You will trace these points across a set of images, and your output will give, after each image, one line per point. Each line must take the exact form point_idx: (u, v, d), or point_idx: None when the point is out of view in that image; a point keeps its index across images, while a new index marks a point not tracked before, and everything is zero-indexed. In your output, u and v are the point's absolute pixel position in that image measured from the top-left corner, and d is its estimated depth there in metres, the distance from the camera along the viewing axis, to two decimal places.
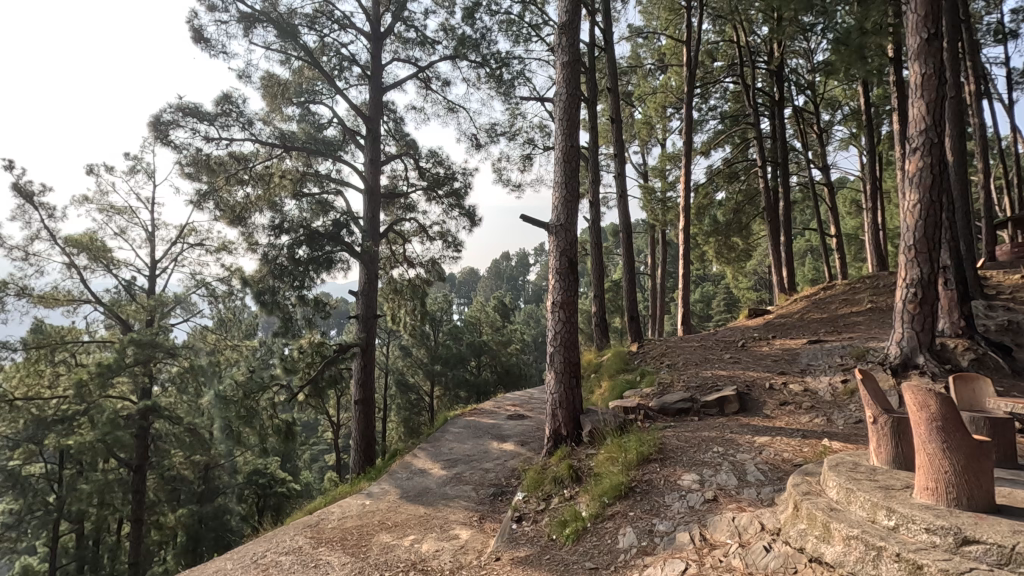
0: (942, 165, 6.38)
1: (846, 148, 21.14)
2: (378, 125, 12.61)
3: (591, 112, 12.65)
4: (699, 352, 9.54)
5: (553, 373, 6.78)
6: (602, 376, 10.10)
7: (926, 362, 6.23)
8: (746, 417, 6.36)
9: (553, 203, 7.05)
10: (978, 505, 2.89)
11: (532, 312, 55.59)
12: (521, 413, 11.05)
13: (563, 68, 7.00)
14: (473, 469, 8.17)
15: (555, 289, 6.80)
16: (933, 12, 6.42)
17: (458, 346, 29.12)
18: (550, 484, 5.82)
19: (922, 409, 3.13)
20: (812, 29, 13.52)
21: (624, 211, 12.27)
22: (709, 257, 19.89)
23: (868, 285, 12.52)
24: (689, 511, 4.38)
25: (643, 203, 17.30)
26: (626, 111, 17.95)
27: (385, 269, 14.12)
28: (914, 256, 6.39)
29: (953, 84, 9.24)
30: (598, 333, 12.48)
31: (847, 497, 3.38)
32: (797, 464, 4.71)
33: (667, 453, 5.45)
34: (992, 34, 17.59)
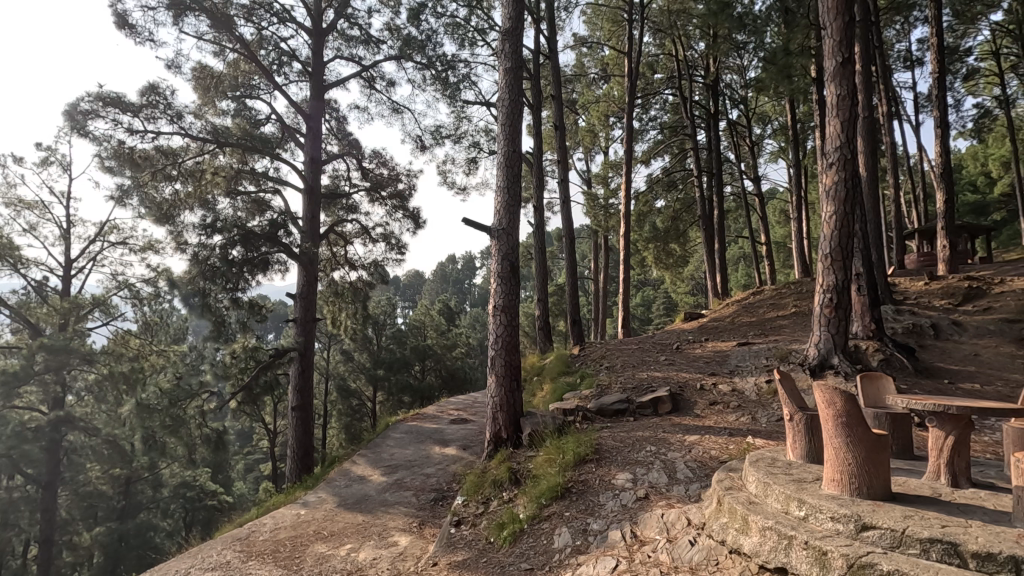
0: (854, 180, 6.91)
1: (774, 161, 22.46)
2: (319, 123, 12.28)
3: (536, 117, 12.78)
4: (637, 355, 9.83)
5: (494, 377, 6.80)
6: (545, 380, 10.22)
7: (839, 363, 6.70)
8: (678, 416, 6.61)
9: (495, 207, 7.08)
10: (876, 493, 3.16)
11: (477, 315, 55.35)
12: (464, 417, 11.02)
13: (506, 74, 7.06)
14: (414, 475, 8.06)
15: (497, 293, 6.84)
16: (845, 38, 6.93)
17: (402, 350, 28.66)
18: (489, 487, 5.84)
19: (829, 406, 3.37)
20: (745, 46, 14.26)
21: (568, 216, 12.47)
22: (648, 262, 20.49)
23: (793, 291, 13.31)
24: (622, 509, 4.51)
25: (586, 209, 17.68)
26: (571, 118, 18.29)
27: (325, 271, 13.73)
28: (830, 264, 6.83)
29: (866, 105, 10.00)
30: (541, 336, 12.61)
31: (764, 490, 3.59)
32: (722, 461, 4.94)
33: (603, 453, 5.58)
34: (902, 61, 19.20)
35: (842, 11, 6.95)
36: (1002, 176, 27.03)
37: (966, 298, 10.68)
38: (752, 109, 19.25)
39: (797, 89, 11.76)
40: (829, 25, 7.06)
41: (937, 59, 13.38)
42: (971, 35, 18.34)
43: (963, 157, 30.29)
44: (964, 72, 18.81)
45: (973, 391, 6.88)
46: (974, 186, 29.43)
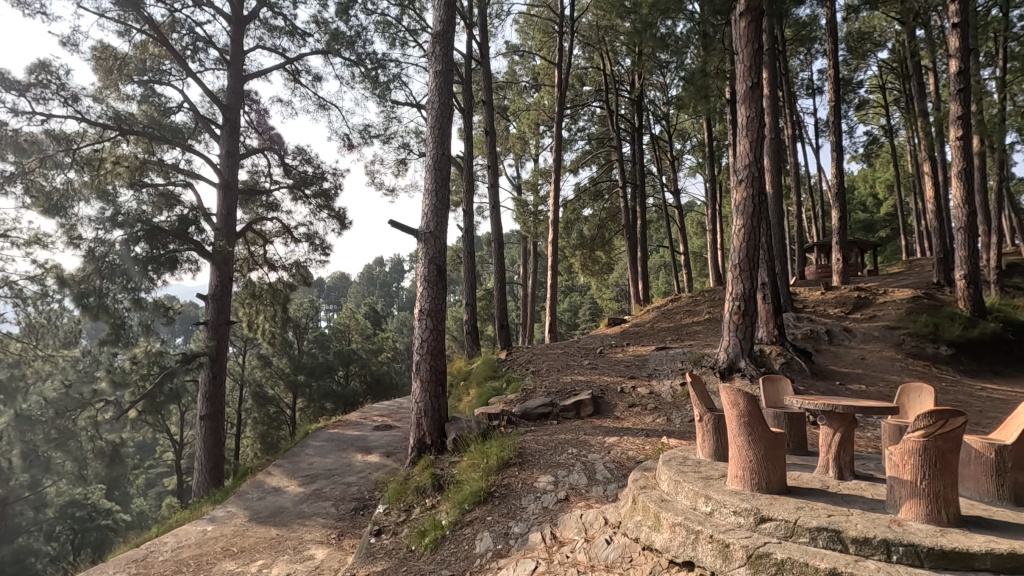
0: (760, 197, 7.44)
1: (692, 175, 23.79)
2: (237, 115, 11.62)
3: (468, 122, 12.77)
4: (562, 359, 10.04)
5: (419, 382, 6.71)
6: (471, 385, 10.17)
7: (746, 366, 7.18)
8: (599, 419, 6.82)
9: (423, 209, 6.99)
10: (773, 488, 3.41)
11: (405, 319, 54.28)
12: (389, 423, 10.76)
13: (436, 76, 7.00)
14: (334, 484, 7.76)
15: (423, 297, 6.75)
16: (754, 65, 7.46)
17: (325, 354, 27.55)
18: (412, 494, 5.75)
19: (733, 407, 3.59)
20: (667, 65, 15.00)
21: (498, 221, 12.54)
22: (575, 268, 20.98)
23: (707, 298, 14.10)
24: (543, 511, 4.58)
25: (516, 215, 17.92)
26: (502, 125, 18.44)
27: (242, 272, 12.98)
28: (739, 274, 7.31)
29: (773, 128, 10.81)
30: (468, 341, 12.57)
31: (675, 488, 3.77)
32: (639, 460, 5.16)
33: (526, 456, 5.65)
34: (806, 89, 20.96)
35: (752, 39, 7.48)
36: (886, 198, 30.11)
37: (855, 307, 11.80)
38: (673, 126, 20.29)
39: (712, 109, 12.52)
40: (741, 51, 7.57)
41: (834, 88, 14.70)
42: (861, 70, 20.35)
43: (854, 179, 33.46)
44: (856, 103, 20.82)
45: (859, 392, 7.60)
46: (863, 206, 32.59)
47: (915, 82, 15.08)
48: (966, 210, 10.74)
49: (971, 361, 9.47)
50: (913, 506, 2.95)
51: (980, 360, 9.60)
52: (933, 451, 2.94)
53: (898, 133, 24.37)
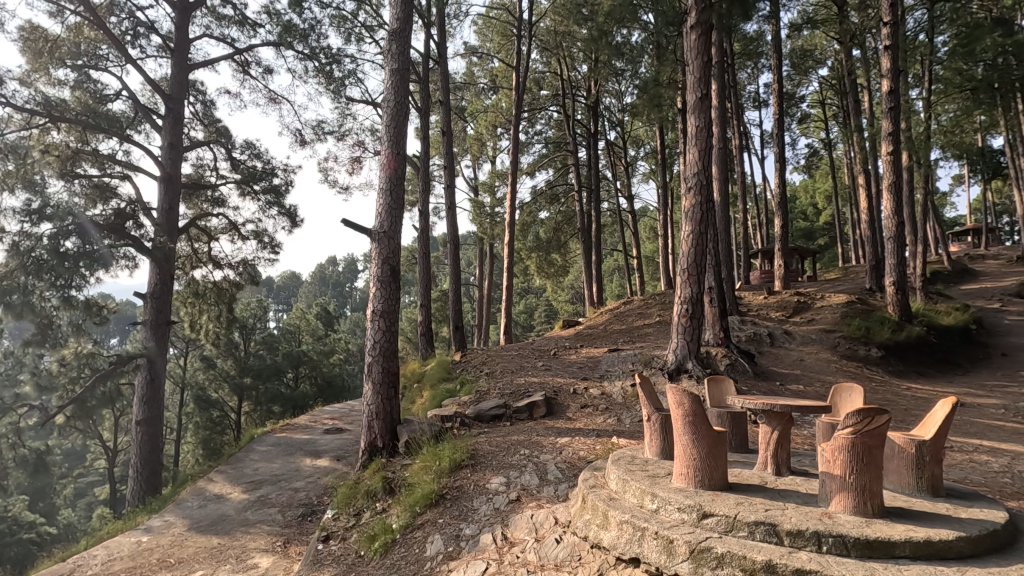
0: (708, 204, 7.71)
1: (646, 181, 24.38)
2: (181, 105, 11.13)
3: (424, 122, 12.64)
4: (516, 361, 10.07)
5: (370, 384, 6.60)
6: (425, 387, 10.07)
7: (692, 367, 7.43)
8: (552, 420, 6.88)
9: (377, 209, 6.88)
10: (715, 484, 3.54)
11: (358, 320, 53.09)
12: (339, 427, 10.52)
13: (392, 75, 6.90)
14: (280, 490, 7.52)
15: (376, 297, 6.64)
16: (703, 76, 7.74)
17: (274, 356, 26.63)
18: (362, 498, 5.65)
19: (679, 406, 3.71)
20: (623, 73, 15.33)
21: (453, 222, 12.46)
22: (531, 270, 21.09)
23: (658, 301, 14.49)
24: (494, 512, 4.59)
25: (472, 216, 17.86)
26: (459, 125, 18.37)
27: (184, 269, 12.41)
28: (687, 278, 7.54)
29: (721, 137, 11.21)
30: (422, 343, 12.43)
31: (623, 486, 3.86)
32: (589, 460, 5.25)
33: (478, 458, 5.64)
34: (752, 101, 21.89)
35: (701, 52, 7.76)
36: (825, 208, 31.74)
37: (795, 311, 12.38)
38: (628, 132, 20.75)
39: (664, 117, 12.88)
40: (691, 62, 7.83)
41: (778, 102, 15.40)
42: (804, 85, 21.39)
43: (796, 189, 35.11)
44: (799, 116, 21.87)
45: (797, 392, 7.97)
46: (804, 215, 34.24)
47: (851, 99, 15.97)
48: (895, 220, 11.45)
49: (899, 362, 10.11)
50: (843, 499, 3.13)
51: (907, 361, 10.25)
52: (861, 447, 3.12)
53: (836, 147, 25.74)
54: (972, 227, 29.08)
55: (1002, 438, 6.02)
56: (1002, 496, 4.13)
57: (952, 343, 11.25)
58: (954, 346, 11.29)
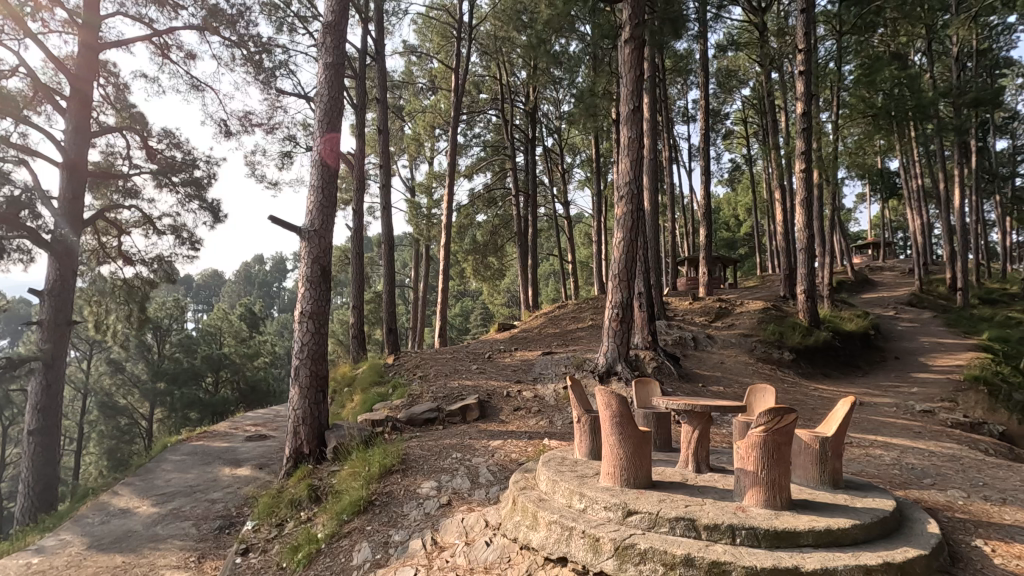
0: (639, 213, 7.99)
1: (581, 188, 24.95)
2: (90, 87, 10.24)
3: (359, 118, 12.31)
4: (450, 364, 10.01)
5: (297, 389, 6.35)
6: (355, 391, 9.80)
7: (622, 370, 7.68)
8: (485, 423, 6.89)
9: (307, 206, 6.62)
10: (639, 482, 3.68)
11: (286, 321, 50.84)
12: (263, 433, 10.02)
13: (326, 69, 6.68)
14: (195, 502, 7.05)
15: (305, 299, 6.39)
16: (636, 89, 8.03)
17: (191, 359, 24.96)
18: (285, 507, 5.42)
19: (607, 408, 3.81)
20: (560, 81, 15.63)
21: (388, 222, 12.21)
22: (467, 273, 20.98)
23: (590, 306, 14.87)
24: (424, 517, 4.54)
25: (408, 217, 17.59)
26: (396, 124, 18.06)
27: (89, 265, 11.41)
28: (619, 283, 7.78)
29: (652, 149, 11.65)
30: (354, 346, 12.09)
31: (552, 487, 3.92)
32: (521, 462, 5.31)
33: (410, 462, 5.55)
34: (682, 115, 22.96)
35: (635, 66, 8.04)
36: (745, 219, 33.77)
37: (717, 316, 13.08)
38: (565, 140, 21.16)
39: (599, 126, 13.26)
40: (625, 75, 8.10)
41: (705, 118, 16.23)
42: (728, 104, 22.68)
43: (720, 201, 37.11)
44: (723, 133, 23.16)
45: (718, 393, 8.41)
46: (727, 226, 36.26)
47: (770, 118, 17.07)
48: (807, 233, 12.36)
49: (807, 365, 10.90)
50: (756, 493, 3.34)
51: (815, 364, 11.07)
52: (771, 444, 3.34)
53: (755, 162, 27.48)
54: (872, 242, 31.87)
55: (892, 433, 6.63)
56: (891, 485, 4.55)
57: (853, 347, 12.27)
58: (855, 350, 12.32)
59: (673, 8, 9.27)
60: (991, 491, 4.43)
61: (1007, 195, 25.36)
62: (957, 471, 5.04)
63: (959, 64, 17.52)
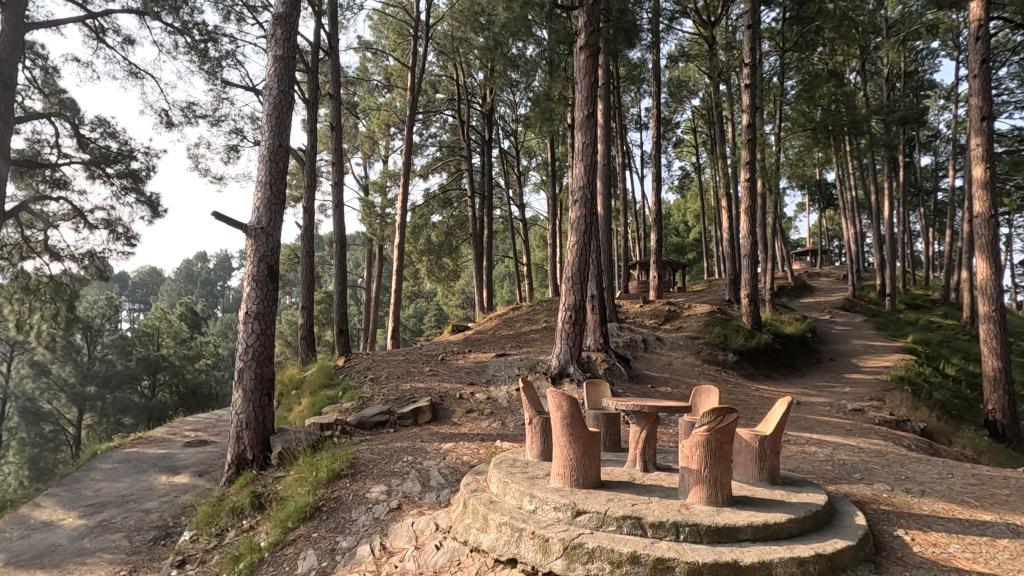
0: (592, 217, 8.13)
1: (536, 191, 25.13)
2: (14, 69, 9.53)
3: (311, 114, 11.98)
4: (402, 366, 9.87)
5: (241, 392, 6.11)
6: (303, 393, 9.52)
7: (574, 371, 7.79)
8: (437, 425, 6.83)
9: (253, 203, 6.38)
10: (589, 482, 3.74)
11: (230, 322, 48.80)
12: (203, 439, 9.58)
13: (276, 62, 6.47)
14: (127, 512, 6.65)
15: (250, 299, 6.16)
16: (590, 96, 8.17)
17: (125, 361, 23.56)
18: (226, 516, 5.21)
19: (558, 409, 3.85)
20: (517, 84, 15.70)
21: (340, 220, 11.93)
22: (421, 274, 20.74)
23: (544, 308, 15.00)
24: (373, 522, 4.45)
25: (361, 216, 17.26)
26: (350, 121, 17.67)
27: (10, 260, 10.59)
28: (572, 286, 7.88)
29: (606, 154, 11.87)
30: (302, 347, 11.73)
31: (503, 489, 3.93)
32: (472, 464, 5.30)
33: (359, 467, 5.43)
34: (635, 123, 23.50)
35: (589, 72, 8.19)
36: (694, 226, 34.89)
37: (666, 319, 13.46)
38: (521, 143, 21.28)
39: (555, 131, 13.41)
40: (580, 81, 8.24)
41: (657, 126, 16.68)
42: (679, 113, 23.39)
43: (670, 207, 38.19)
44: (674, 141, 23.86)
45: (666, 394, 8.64)
46: (676, 231, 37.37)
47: (718, 128, 17.70)
48: (750, 240, 12.89)
49: (750, 366, 11.37)
50: (699, 490, 3.45)
51: (757, 365, 11.57)
52: (713, 442, 3.46)
53: (704, 171, 28.46)
54: (810, 249, 33.58)
55: (826, 431, 7.00)
56: (825, 481, 4.80)
57: (792, 349, 12.88)
58: (793, 351, 12.94)
59: (627, 17, 9.48)
60: (911, 484, 4.75)
61: (930, 208, 27.25)
62: (883, 466, 5.37)
63: (889, 84, 18.72)
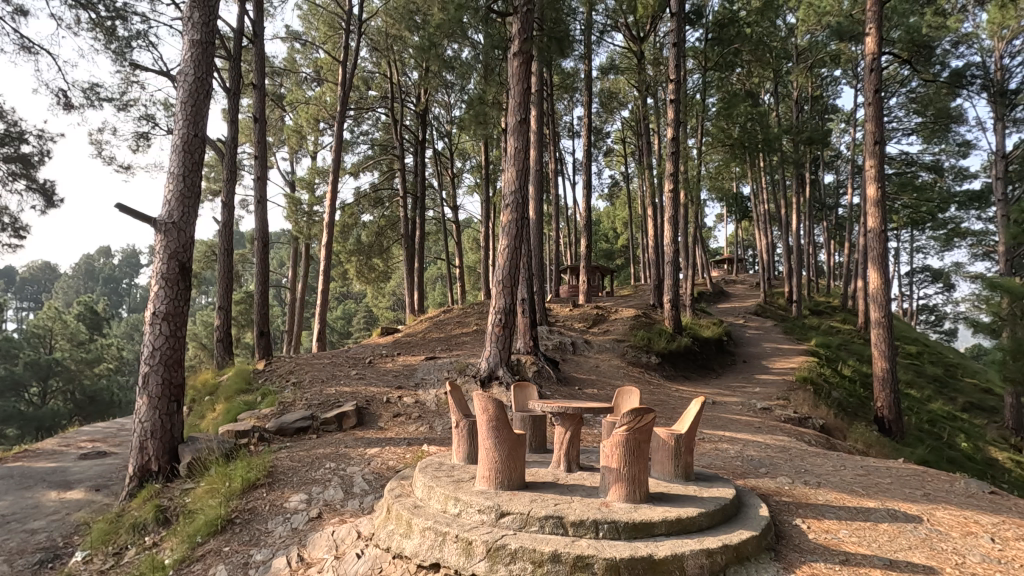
0: (523, 221, 8.23)
1: (470, 194, 25.09)
2: None
3: (232, 103, 11.34)
4: (327, 369, 9.52)
5: (146, 399, 5.68)
6: (218, 399, 8.97)
7: (503, 374, 7.83)
8: (362, 431, 6.65)
9: (164, 197, 5.96)
10: (513, 484, 3.78)
11: (136, 322, 45.15)
12: (101, 451, 8.76)
13: (193, 47, 6.08)
14: (7, 534, 5.96)
15: (158, 298, 5.73)
16: (523, 101, 8.28)
17: (9, 366, 21.16)
18: (125, 533, 4.81)
19: (484, 412, 3.86)
20: (453, 85, 15.61)
21: (263, 217, 11.36)
22: (350, 275, 20.10)
23: (475, 311, 14.98)
24: (291, 533, 4.27)
25: (287, 213, 16.54)
26: (275, 114, 16.89)
27: None
28: (502, 289, 7.93)
29: (539, 160, 12.05)
30: (218, 350, 11.04)
31: (428, 493, 3.90)
32: (398, 469, 5.22)
33: (277, 475, 5.18)
34: (568, 130, 24.05)
35: (523, 79, 8.30)
36: (622, 233, 36.09)
37: (594, 322, 13.84)
38: (455, 144, 21.17)
39: (489, 134, 13.48)
40: (513, 87, 8.33)
41: (588, 135, 17.15)
42: (609, 123, 24.19)
43: (600, 214, 39.36)
44: (604, 150, 24.64)
45: (592, 395, 8.89)
46: (606, 238, 38.56)
47: (645, 140, 18.43)
48: (673, 247, 13.51)
49: (671, 368, 11.91)
50: (619, 488, 3.58)
51: (677, 367, 12.14)
52: (632, 441, 3.60)
53: (632, 180, 29.56)
54: (728, 258, 35.69)
55: (737, 429, 7.47)
56: (734, 475, 5.12)
57: (709, 352, 13.62)
58: (711, 354, 13.68)
59: (561, 28, 9.69)
60: (809, 476, 5.16)
61: (831, 222, 29.70)
62: (786, 460, 5.81)
63: (798, 106, 20.28)
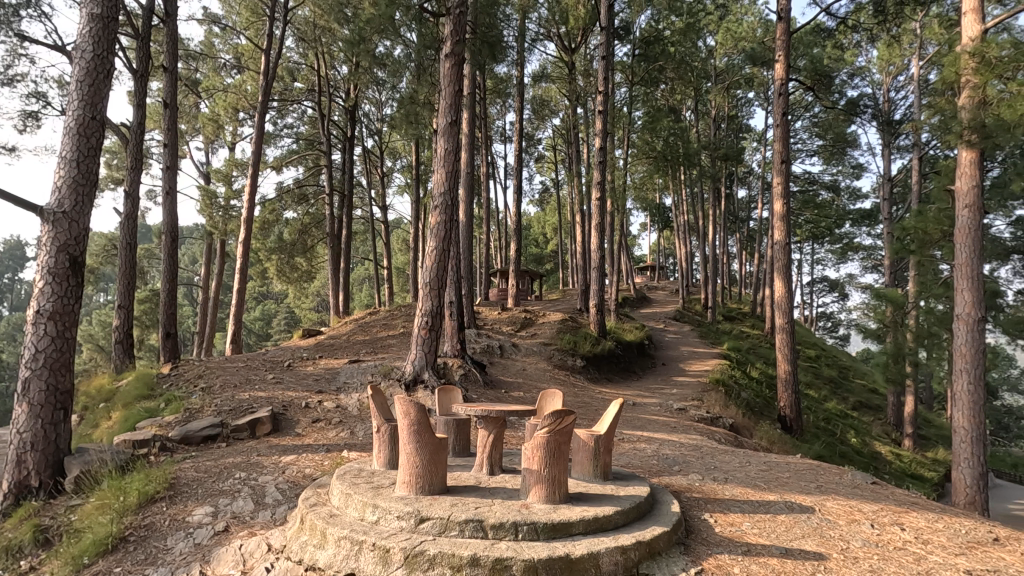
0: (452, 223, 8.16)
1: (401, 194, 24.64)
2: None
3: (139, 86, 10.48)
4: (241, 373, 8.97)
5: (25, 406, 5.10)
6: (115, 406, 8.22)
7: (428, 378, 7.73)
8: (277, 438, 6.32)
9: (53, 184, 5.39)
10: (433, 488, 3.73)
11: (20, 322, 40.57)
12: None
13: (93, 21, 5.54)
14: None
15: (43, 296, 5.18)
16: (455, 103, 8.22)
17: None
18: None
19: (405, 416, 3.77)
20: (384, 82, 15.24)
21: (172, 210, 10.57)
22: (269, 274, 19.09)
23: (403, 313, 14.70)
24: (193, 549, 3.98)
25: (199, 207, 15.50)
26: (188, 100, 15.80)
27: None
28: (429, 291, 7.83)
29: (469, 163, 12.03)
30: (116, 352, 10.12)
31: (345, 501, 3.77)
32: (314, 477, 5.01)
33: (180, 488, 4.82)
34: (500, 134, 24.21)
35: (454, 81, 8.24)
36: (552, 238, 36.73)
37: (522, 326, 13.98)
38: (385, 143, 20.71)
39: (420, 135, 13.31)
40: (444, 88, 8.24)
41: (520, 140, 17.32)
42: (541, 130, 24.62)
43: (531, 219, 39.90)
44: (536, 156, 25.02)
45: (518, 398, 8.96)
46: (536, 243, 39.12)
47: (575, 148, 18.88)
48: (599, 253, 13.91)
49: (595, 371, 12.25)
50: (539, 489, 3.62)
51: (601, 370, 12.50)
52: (553, 443, 3.66)
53: (561, 186, 30.22)
54: (650, 266, 37.22)
55: (655, 429, 7.79)
56: (650, 474, 5.34)
57: (631, 355, 14.12)
58: (632, 357, 14.20)
59: (493, 32, 9.73)
60: (717, 473, 5.47)
61: (744, 234, 31.75)
62: (697, 458, 6.12)
63: (715, 124, 21.54)
